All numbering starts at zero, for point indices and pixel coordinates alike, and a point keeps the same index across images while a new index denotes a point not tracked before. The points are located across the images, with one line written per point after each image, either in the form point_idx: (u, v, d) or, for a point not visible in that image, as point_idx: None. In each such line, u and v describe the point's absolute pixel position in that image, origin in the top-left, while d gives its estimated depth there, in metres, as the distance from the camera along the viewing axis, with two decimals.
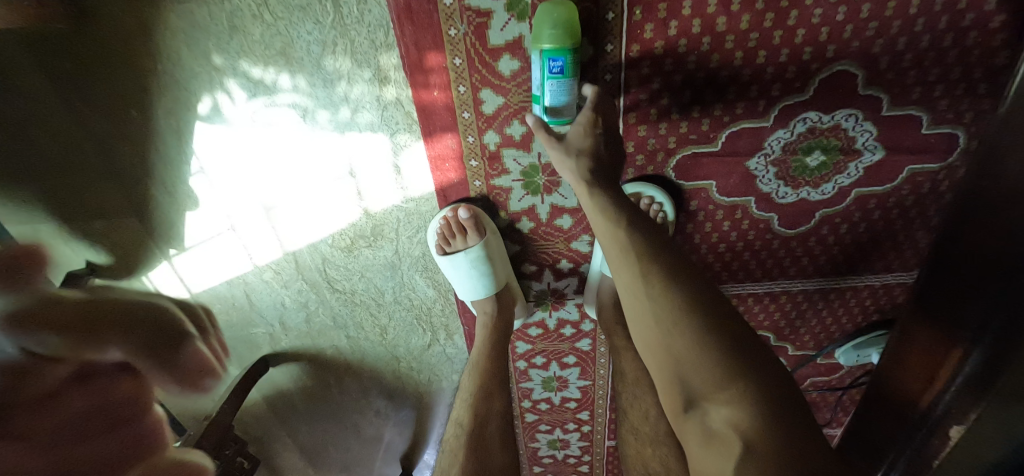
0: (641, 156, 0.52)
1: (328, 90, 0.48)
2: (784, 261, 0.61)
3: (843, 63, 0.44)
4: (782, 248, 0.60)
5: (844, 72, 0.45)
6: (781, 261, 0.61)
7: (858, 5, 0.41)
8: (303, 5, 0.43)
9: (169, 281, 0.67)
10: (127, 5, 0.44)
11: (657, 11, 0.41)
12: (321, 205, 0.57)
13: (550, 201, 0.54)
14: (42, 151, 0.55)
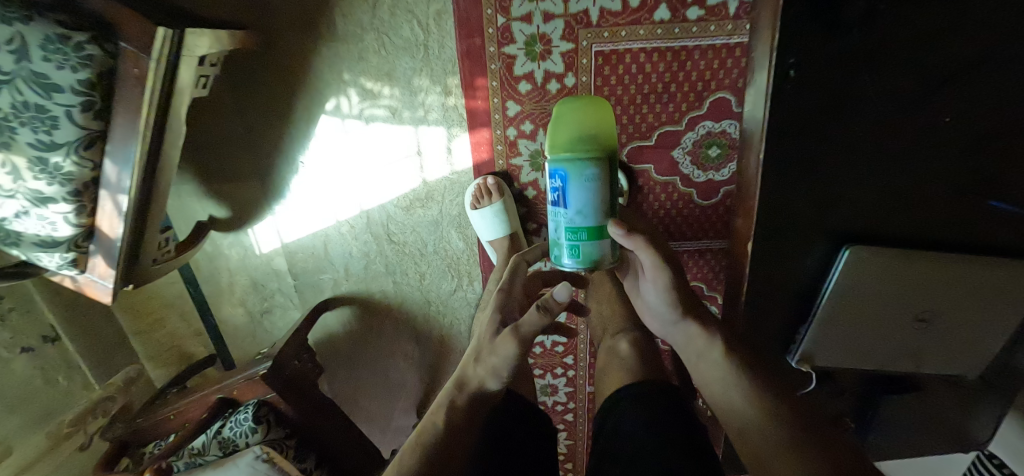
0: None
1: (412, 97, 0.77)
2: (706, 226, 0.88)
3: (721, 92, 0.74)
4: (703, 215, 0.87)
5: (723, 97, 0.74)
6: (704, 226, 0.88)
7: (724, 60, 0.70)
8: (407, 48, 0.73)
9: (269, 232, 0.92)
10: (298, 43, 0.74)
11: (610, 59, 0.72)
12: (392, 176, 0.85)
13: None
14: (214, 130, 0.82)
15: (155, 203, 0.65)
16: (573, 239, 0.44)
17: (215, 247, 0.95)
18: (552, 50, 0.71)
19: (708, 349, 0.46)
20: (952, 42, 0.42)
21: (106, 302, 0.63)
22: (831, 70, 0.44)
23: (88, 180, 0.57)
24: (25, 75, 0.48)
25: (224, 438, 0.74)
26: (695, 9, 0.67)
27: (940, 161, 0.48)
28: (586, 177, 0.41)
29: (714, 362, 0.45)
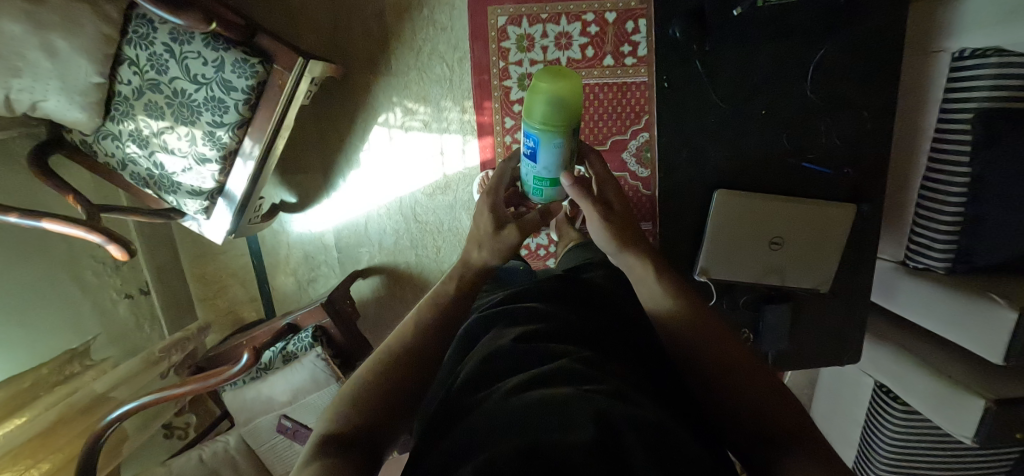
0: None
1: (440, 114, 1.11)
2: (652, 212, 1.14)
3: (647, 112, 1.07)
4: (649, 204, 1.14)
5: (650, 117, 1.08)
6: (651, 211, 1.14)
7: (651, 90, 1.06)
8: (439, 81, 1.09)
9: (322, 214, 1.21)
10: (365, 77, 1.09)
11: (575, 90, 1.06)
12: (420, 171, 1.15)
13: None
14: (297, 136, 1.15)
15: (267, 166, 0.93)
16: (538, 184, 0.49)
17: (280, 225, 1.24)
18: None
19: (644, 274, 0.46)
20: (753, 69, 0.76)
21: (217, 241, 0.96)
22: (690, 82, 0.77)
23: (233, 149, 0.86)
24: (216, 82, 0.79)
25: (288, 352, 0.97)
26: (629, 58, 1.04)
27: (768, 137, 0.80)
28: (550, 143, 0.44)
29: (644, 283, 0.46)
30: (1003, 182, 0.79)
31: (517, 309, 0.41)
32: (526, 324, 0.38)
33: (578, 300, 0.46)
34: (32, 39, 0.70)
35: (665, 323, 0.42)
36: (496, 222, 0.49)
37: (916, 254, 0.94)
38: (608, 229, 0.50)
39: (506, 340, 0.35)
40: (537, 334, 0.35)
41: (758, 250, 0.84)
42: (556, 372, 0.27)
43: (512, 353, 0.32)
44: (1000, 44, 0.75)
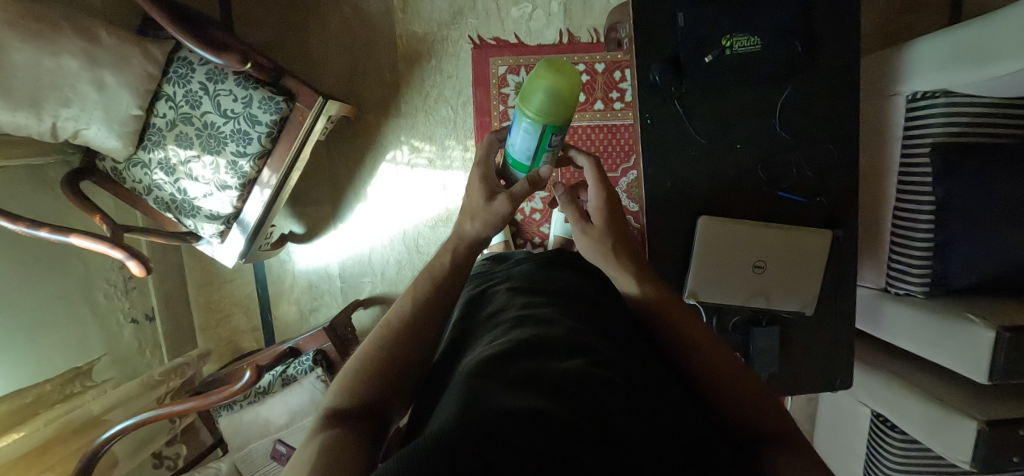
0: None
1: (444, 152, 1.19)
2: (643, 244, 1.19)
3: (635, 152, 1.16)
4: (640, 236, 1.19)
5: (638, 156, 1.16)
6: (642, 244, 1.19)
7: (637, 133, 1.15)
8: (444, 122, 1.18)
9: (327, 246, 1.25)
10: (376, 118, 1.19)
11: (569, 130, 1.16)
12: (424, 205, 1.22)
13: (531, 204, 1.20)
14: (309, 171, 1.23)
15: (283, 193, 0.99)
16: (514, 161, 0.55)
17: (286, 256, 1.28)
18: None
19: (622, 273, 0.53)
20: (725, 108, 0.86)
21: (230, 264, 1.01)
22: (670, 119, 0.86)
23: (252, 178, 0.92)
24: (243, 115, 0.88)
25: (288, 376, 0.99)
26: (617, 103, 1.15)
27: (745, 169, 0.87)
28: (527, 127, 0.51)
29: (621, 279, 0.53)
30: (966, 208, 0.85)
31: (516, 287, 0.46)
32: (523, 297, 0.42)
33: (570, 273, 0.51)
34: (84, 74, 0.80)
35: (642, 305, 0.49)
36: (486, 193, 0.54)
37: (895, 279, 0.97)
38: (590, 242, 0.56)
39: (507, 311, 0.39)
40: (534, 306, 0.39)
41: (743, 275, 0.88)
42: (550, 335, 0.30)
43: (511, 319, 0.36)
44: (947, 87, 0.85)
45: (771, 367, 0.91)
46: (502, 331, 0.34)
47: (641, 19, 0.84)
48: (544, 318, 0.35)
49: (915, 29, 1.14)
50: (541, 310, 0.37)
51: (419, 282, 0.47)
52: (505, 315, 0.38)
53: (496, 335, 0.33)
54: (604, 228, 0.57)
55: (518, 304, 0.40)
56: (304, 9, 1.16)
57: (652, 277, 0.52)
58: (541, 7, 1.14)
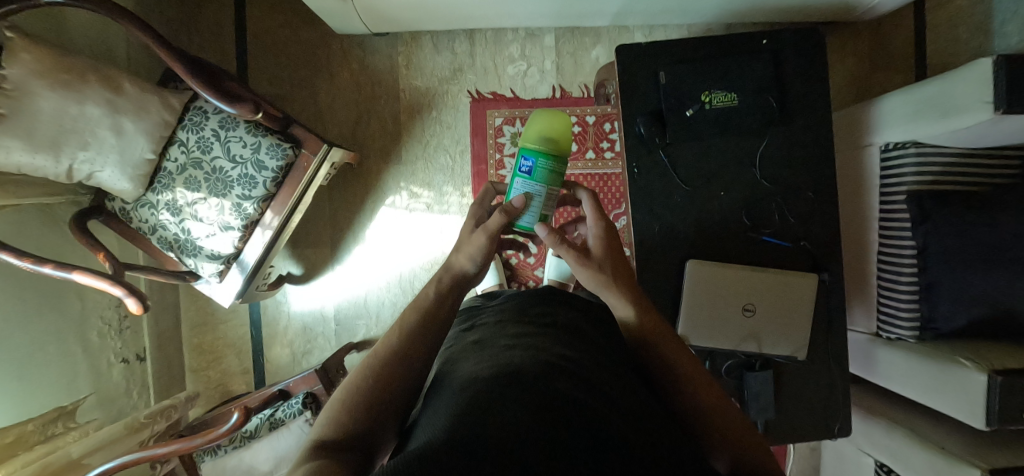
0: None
1: (443, 197, 1.24)
2: None
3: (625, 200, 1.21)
4: None
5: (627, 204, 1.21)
6: None
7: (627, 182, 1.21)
8: (443, 168, 1.24)
9: (324, 289, 1.27)
10: (378, 164, 1.25)
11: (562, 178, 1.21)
12: (422, 248, 1.25)
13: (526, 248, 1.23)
14: (310, 213, 1.26)
15: (282, 236, 1.03)
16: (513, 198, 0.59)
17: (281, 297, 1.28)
18: None
19: (619, 303, 0.53)
20: (708, 159, 0.91)
21: (227, 304, 1.02)
22: (656, 169, 0.91)
23: (254, 220, 0.96)
24: (251, 161, 0.92)
25: (276, 420, 0.96)
26: (608, 152, 1.21)
27: (729, 215, 0.91)
28: None
29: (617, 305, 0.53)
30: (948, 255, 0.86)
31: (506, 320, 0.47)
32: (513, 328, 0.43)
33: (561, 306, 0.52)
34: (105, 120, 0.85)
35: (636, 335, 0.50)
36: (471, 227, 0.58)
37: (886, 323, 0.98)
38: (591, 274, 0.55)
39: (498, 341, 0.40)
40: (524, 335, 0.40)
41: (736, 321, 0.89)
42: (540, 359, 0.32)
43: (502, 347, 0.38)
44: (916, 138, 0.90)
45: (768, 415, 0.89)
46: (494, 356, 0.35)
47: (627, 77, 0.91)
48: (534, 346, 0.36)
49: (882, 87, 1.23)
50: (531, 338, 0.39)
51: (405, 315, 0.47)
52: (496, 344, 0.40)
53: (488, 361, 0.35)
54: (603, 258, 0.56)
55: (507, 334, 0.41)
56: (314, 64, 1.24)
57: (643, 302, 0.54)
58: (535, 65, 1.23)
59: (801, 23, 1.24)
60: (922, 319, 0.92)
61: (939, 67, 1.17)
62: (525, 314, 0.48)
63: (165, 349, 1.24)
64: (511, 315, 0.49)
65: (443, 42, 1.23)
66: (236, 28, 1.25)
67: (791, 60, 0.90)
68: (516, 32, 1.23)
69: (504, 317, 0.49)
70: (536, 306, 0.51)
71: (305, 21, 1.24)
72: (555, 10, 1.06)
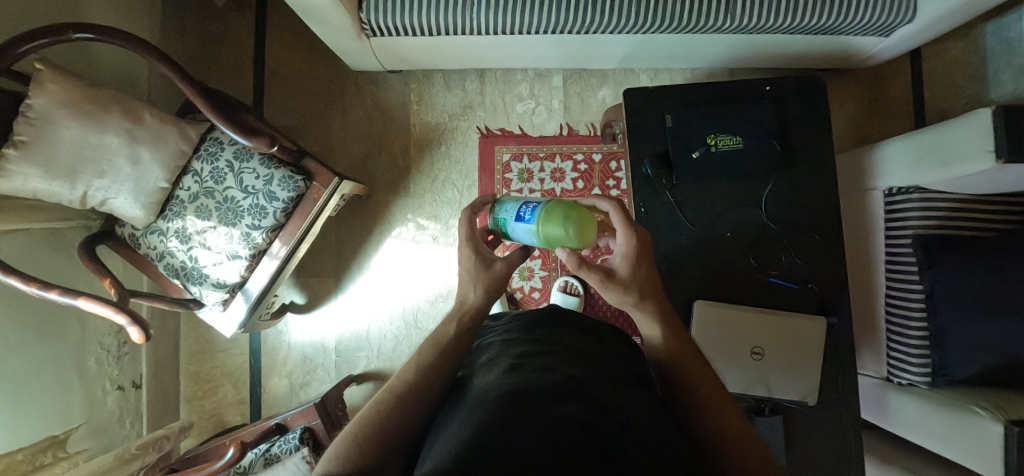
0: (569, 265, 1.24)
1: (449, 229, 1.25)
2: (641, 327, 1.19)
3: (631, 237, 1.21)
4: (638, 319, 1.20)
5: None
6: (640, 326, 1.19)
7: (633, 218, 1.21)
8: (450, 201, 1.26)
9: (326, 320, 1.25)
10: (386, 195, 1.26)
11: None
12: (427, 279, 1.24)
13: (531, 282, 1.23)
14: (316, 243, 1.27)
15: (287, 267, 1.03)
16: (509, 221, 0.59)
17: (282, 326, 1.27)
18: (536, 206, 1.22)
19: (648, 324, 0.48)
20: (714, 201, 0.92)
21: (229, 332, 1.00)
22: (663, 209, 0.91)
23: (262, 249, 0.96)
24: (262, 192, 0.93)
25: (271, 455, 0.92)
26: (613, 189, 1.23)
27: (735, 256, 0.91)
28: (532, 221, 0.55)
29: (647, 324, 0.48)
30: (956, 300, 0.85)
31: (512, 338, 0.46)
32: (519, 346, 0.42)
33: (572, 324, 0.49)
34: (123, 150, 0.86)
35: (663, 356, 0.46)
36: (480, 261, 0.53)
37: (896, 368, 0.96)
38: (616, 298, 0.48)
39: (503, 360, 0.39)
40: (530, 353, 0.39)
41: (745, 365, 0.87)
42: (547, 378, 0.31)
43: (508, 366, 0.36)
44: (919, 184, 0.92)
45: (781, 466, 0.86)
46: (500, 377, 0.34)
47: (633, 119, 0.93)
48: (541, 364, 0.35)
49: (882, 131, 1.25)
50: (538, 357, 0.37)
51: (422, 347, 0.46)
52: (502, 364, 0.38)
53: (494, 383, 0.34)
54: (631, 278, 0.48)
55: (513, 353, 0.40)
56: (329, 98, 1.28)
57: (666, 310, 0.49)
58: (543, 104, 1.27)
59: (799, 70, 1.29)
60: (934, 366, 0.90)
61: (936, 113, 1.20)
62: (531, 332, 0.46)
63: (161, 377, 1.22)
64: (517, 333, 0.47)
65: (454, 80, 1.27)
66: (255, 63, 1.30)
67: (793, 107, 0.93)
68: (524, 73, 1.27)
69: (510, 335, 0.47)
70: (543, 323, 0.49)
71: (322, 57, 1.29)
72: (564, 53, 1.10)
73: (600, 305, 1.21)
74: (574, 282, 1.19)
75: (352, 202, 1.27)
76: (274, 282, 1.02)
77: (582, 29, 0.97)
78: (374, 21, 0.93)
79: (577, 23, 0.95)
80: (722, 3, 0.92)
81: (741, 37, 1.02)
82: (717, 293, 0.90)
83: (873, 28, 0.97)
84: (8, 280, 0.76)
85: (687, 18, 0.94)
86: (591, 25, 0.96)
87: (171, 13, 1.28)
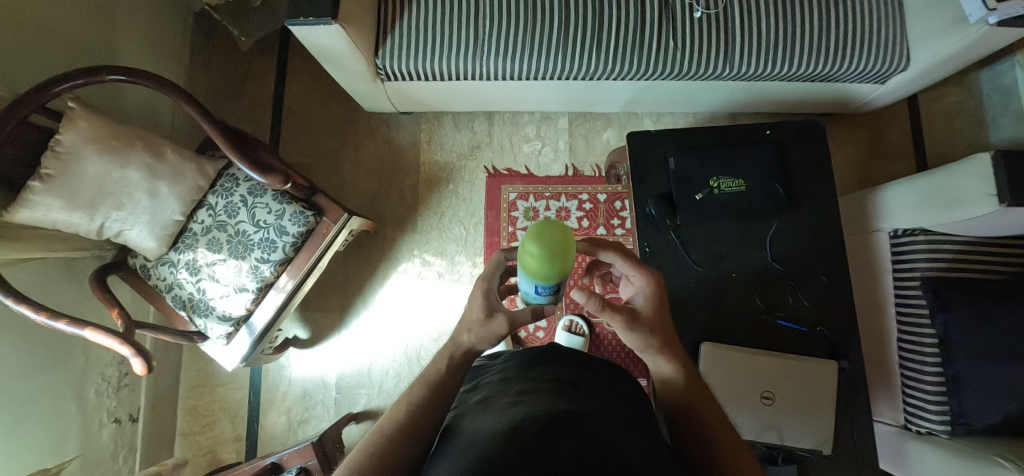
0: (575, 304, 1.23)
1: (454, 265, 1.26)
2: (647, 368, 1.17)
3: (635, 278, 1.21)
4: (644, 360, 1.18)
5: None
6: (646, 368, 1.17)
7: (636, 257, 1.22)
8: (457, 237, 1.27)
9: (328, 356, 1.24)
10: (394, 230, 1.28)
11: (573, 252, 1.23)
12: (431, 316, 1.24)
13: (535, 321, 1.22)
14: (323, 277, 1.28)
15: (293, 301, 1.03)
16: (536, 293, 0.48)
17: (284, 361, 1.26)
18: None
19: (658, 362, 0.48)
20: (718, 242, 0.92)
21: (230, 366, 1.00)
22: (668, 249, 0.92)
23: (269, 282, 0.97)
24: (273, 226, 0.96)
25: None
26: (619, 228, 1.24)
27: (741, 298, 0.90)
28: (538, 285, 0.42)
29: (658, 363, 0.48)
30: (970, 345, 0.82)
31: (511, 376, 0.43)
32: (519, 384, 0.39)
33: (578, 357, 0.49)
34: (143, 184, 0.89)
35: (676, 399, 0.46)
36: (485, 309, 0.48)
37: (913, 415, 0.92)
38: (640, 340, 0.47)
39: (501, 399, 0.37)
40: (530, 390, 0.36)
41: (758, 412, 0.84)
42: (543, 414, 0.28)
43: (506, 405, 0.34)
44: (924, 226, 0.91)
45: None
46: (498, 416, 0.32)
47: (637, 161, 0.96)
48: (540, 400, 0.32)
49: (884, 174, 1.27)
50: (537, 393, 0.35)
51: (410, 387, 0.43)
52: (499, 402, 0.36)
53: (490, 423, 0.31)
54: (652, 316, 0.49)
55: (512, 391, 0.37)
56: (343, 137, 1.33)
57: (679, 351, 0.49)
58: (549, 145, 1.31)
59: (799, 115, 1.32)
60: (952, 413, 0.86)
61: (938, 157, 1.22)
62: (530, 370, 0.43)
63: (159, 411, 1.20)
64: (516, 371, 0.44)
65: (463, 122, 1.33)
66: (274, 104, 1.36)
67: (795, 152, 0.95)
68: (532, 115, 1.32)
69: (508, 373, 0.44)
70: (544, 361, 0.45)
71: (338, 99, 1.35)
72: (569, 97, 1.15)
73: (605, 345, 1.20)
74: (579, 321, 1.18)
75: (361, 238, 1.29)
76: (278, 314, 1.02)
77: (587, 75, 1.02)
78: (389, 67, 0.98)
79: (582, 70, 1.00)
80: (722, 54, 0.96)
81: (741, 83, 1.06)
82: (724, 336, 0.89)
83: (869, 76, 1.01)
84: (18, 309, 0.75)
85: (688, 67, 0.98)
86: (596, 72, 1.00)
87: (199, 57, 1.37)
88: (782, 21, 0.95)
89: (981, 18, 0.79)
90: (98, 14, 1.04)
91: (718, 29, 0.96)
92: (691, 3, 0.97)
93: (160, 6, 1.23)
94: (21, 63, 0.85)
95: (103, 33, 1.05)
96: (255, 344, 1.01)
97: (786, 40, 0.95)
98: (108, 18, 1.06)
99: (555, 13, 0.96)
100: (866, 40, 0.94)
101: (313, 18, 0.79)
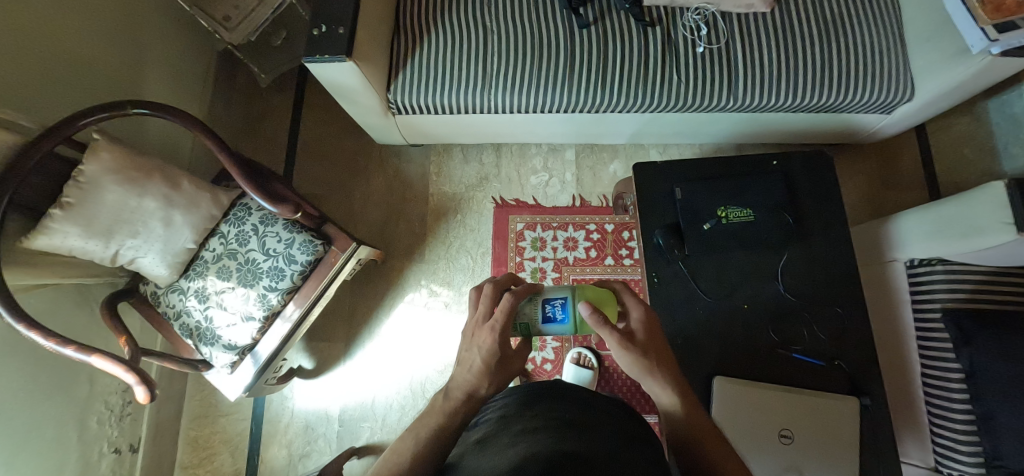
0: (581, 336, 1.21)
1: (461, 296, 1.25)
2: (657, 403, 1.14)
3: None
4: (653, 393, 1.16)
5: None
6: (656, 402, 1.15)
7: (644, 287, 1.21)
8: (464, 267, 1.27)
9: (331, 389, 1.23)
10: (402, 260, 1.29)
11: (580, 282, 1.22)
12: (437, 346, 1.23)
13: (544, 353, 1.21)
14: (331, 308, 1.28)
15: (299, 330, 1.03)
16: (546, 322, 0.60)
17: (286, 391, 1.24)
18: (548, 273, 1.23)
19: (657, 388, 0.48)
20: (728, 274, 0.91)
21: (231, 397, 0.98)
22: (676, 280, 0.91)
23: (276, 311, 0.98)
24: (283, 255, 0.97)
25: None
26: (626, 259, 1.24)
27: (756, 331, 0.87)
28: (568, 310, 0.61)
29: (660, 393, 0.48)
30: (1000, 383, 0.77)
31: (510, 415, 0.41)
32: (518, 423, 0.37)
33: (577, 390, 0.47)
34: (158, 213, 0.90)
35: (682, 433, 0.46)
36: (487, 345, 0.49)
37: (943, 456, 0.85)
38: (632, 361, 0.48)
39: (500, 439, 0.34)
40: (529, 430, 0.34)
41: (779, 452, 0.78)
42: (547, 454, 0.26)
43: (505, 446, 0.31)
44: (941, 256, 0.89)
45: None
46: (498, 456, 0.29)
47: (643, 191, 0.97)
48: (540, 440, 0.30)
49: (897, 205, 1.25)
50: (539, 432, 0.32)
51: (414, 427, 0.41)
52: (499, 443, 0.33)
53: (490, 463, 0.29)
54: (646, 341, 0.50)
55: (513, 431, 0.35)
56: (354, 169, 1.36)
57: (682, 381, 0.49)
58: (556, 176, 1.32)
59: (805, 145, 1.33)
60: (987, 455, 0.79)
61: (951, 187, 1.21)
62: (530, 408, 0.40)
63: (159, 442, 1.18)
64: (517, 409, 0.41)
65: (471, 154, 1.36)
66: (290, 136, 1.41)
67: (804, 183, 0.95)
68: (539, 147, 1.35)
69: (508, 411, 0.42)
70: (546, 400, 0.42)
71: (350, 132, 1.39)
72: (576, 129, 1.17)
73: (615, 379, 1.18)
74: (587, 353, 1.17)
75: (369, 268, 1.29)
76: (284, 339, 1.01)
77: (592, 108, 1.04)
78: (399, 101, 1.01)
79: (588, 103, 1.01)
80: (725, 86, 0.98)
81: (745, 114, 1.07)
82: (739, 370, 0.85)
83: (875, 106, 1.01)
84: (28, 336, 0.75)
85: (693, 99, 0.99)
86: (601, 105, 1.02)
87: (220, 92, 1.43)
88: (783, 55, 0.97)
89: (984, 49, 0.79)
90: (126, 52, 1.10)
91: (721, 63, 0.98)
92: (694, 38, 1.00)
93: (185, 47, 1.31)
94: (49, 98, 0.89)
95: (130, 70, 1.11)
96: (258, 372, 1.00)
97: (790, 74, 0.97)
98: (135, 56, 1.12)
99: (560, 50, 1.00)
100: (869, 72, 0.95)
101: (328, 56, 0.82)
